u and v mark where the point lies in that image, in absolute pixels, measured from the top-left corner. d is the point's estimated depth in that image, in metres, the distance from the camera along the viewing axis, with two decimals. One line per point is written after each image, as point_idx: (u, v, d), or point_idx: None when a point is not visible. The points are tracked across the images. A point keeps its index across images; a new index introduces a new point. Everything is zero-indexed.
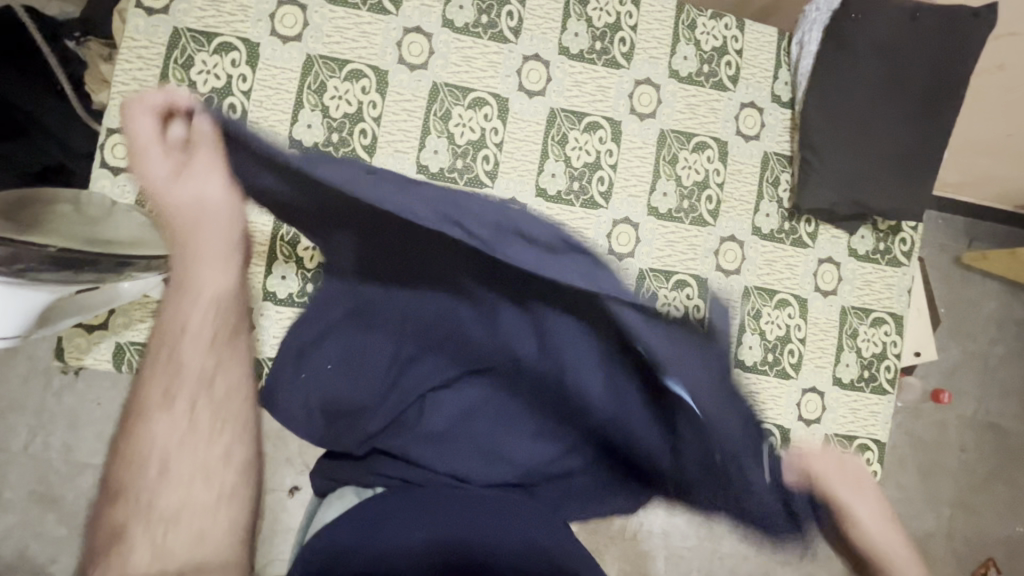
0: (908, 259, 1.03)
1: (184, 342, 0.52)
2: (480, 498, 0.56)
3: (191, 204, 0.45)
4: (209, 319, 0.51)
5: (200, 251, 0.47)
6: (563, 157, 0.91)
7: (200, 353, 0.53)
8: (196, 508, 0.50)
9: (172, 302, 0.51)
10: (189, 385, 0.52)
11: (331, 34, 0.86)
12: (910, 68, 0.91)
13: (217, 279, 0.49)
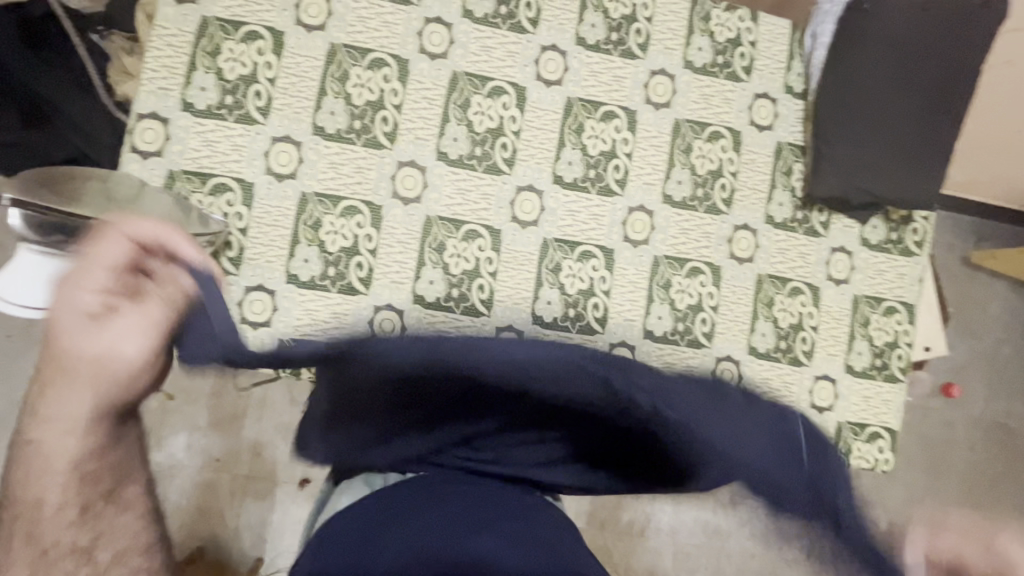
0: (920, 249, 1.04)
1: (43, 518, 0.49)
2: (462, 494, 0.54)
3: (92, 361, 0.48)
4: (72, 487, 0.49)
5: (57, 396, 0.48)
6: (579, 145, 0.93)
7: (61, 527, 0.49)
8: None
9: (23, 475, 0.49)
10: (64, 560, 0.48)
11: (354, 23, 0.88)
12: (924, 58, 0.92)
13: (63, 444, 0.49)
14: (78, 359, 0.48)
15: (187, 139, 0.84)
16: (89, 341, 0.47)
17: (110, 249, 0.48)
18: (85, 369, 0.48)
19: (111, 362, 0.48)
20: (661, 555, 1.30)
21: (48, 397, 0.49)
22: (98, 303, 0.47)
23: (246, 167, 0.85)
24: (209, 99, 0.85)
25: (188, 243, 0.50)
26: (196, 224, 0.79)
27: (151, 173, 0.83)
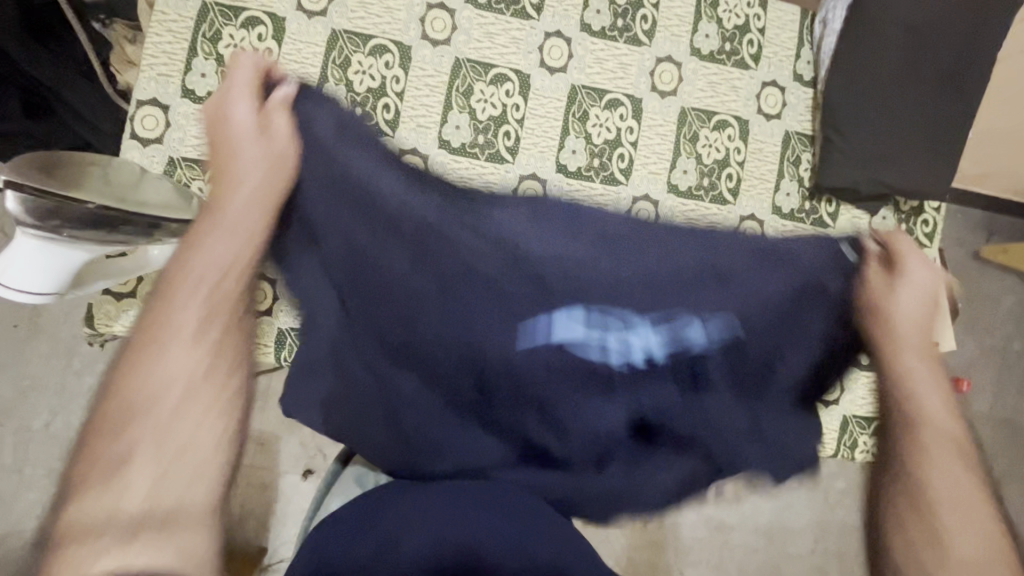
0: (931, 241, 1.01)
1: (208, 282, 0.56)
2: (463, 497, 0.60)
3: (260, 163, 0.65)
4: (237, 244, 0.59)
5: (235, 183, 0.63)
6: (584, 133, 0.92)
7: (217, 296, 0.56)
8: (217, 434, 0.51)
9: (202, 228, 0.60)
10: (219, 318, 0.55)
11: (356, 9, 0.87)
12: (937, 44, 0.89)
13: (247, 211, 0.62)
14: (245, 164, 0.64)
15: (187, 127, 0.84)
16: (240, 152, 0.65)
17: (242, 94, 0.70)
18: (246, 171, 0.64)
19: (281, 164, 0.66)
20: (663, 549, 1.31)
21: (231, 207, 0.61)
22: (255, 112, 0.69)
23: None
24: (210, 85, 0.84)
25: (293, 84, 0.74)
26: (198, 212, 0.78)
27: (152, 160, 0.83)
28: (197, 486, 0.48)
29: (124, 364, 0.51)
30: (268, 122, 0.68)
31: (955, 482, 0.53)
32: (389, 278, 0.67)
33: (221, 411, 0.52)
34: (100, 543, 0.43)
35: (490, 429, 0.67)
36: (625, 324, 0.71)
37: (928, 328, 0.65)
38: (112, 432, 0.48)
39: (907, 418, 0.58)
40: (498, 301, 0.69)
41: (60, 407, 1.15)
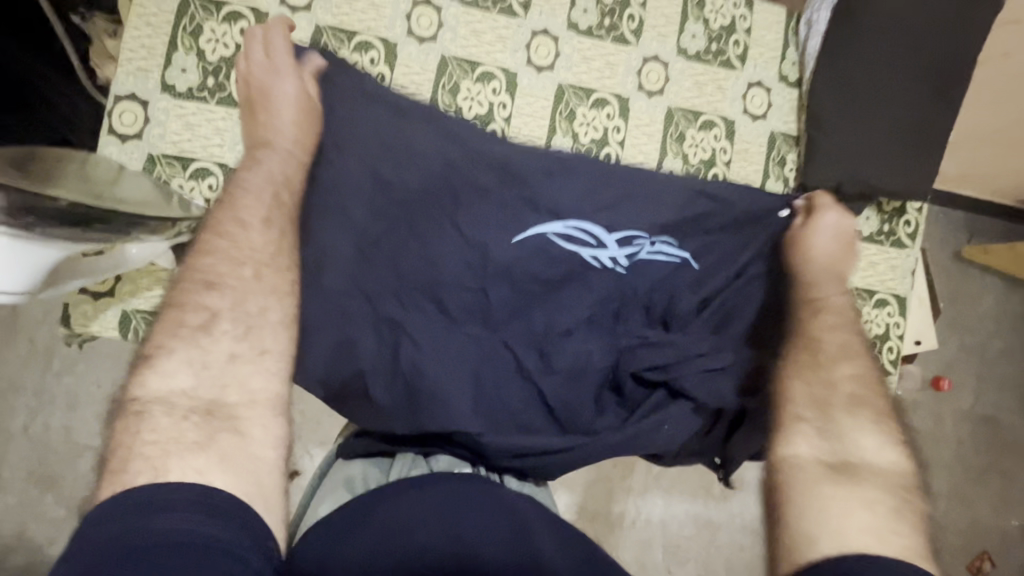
0: (912, 240, 1.02)
1: (261, 193, 0.74)
2: (464, 493, 0.70)
3: (289, 123, 0.80)
4: (286, 169, 0.78)
5: (281, 118, 0.80)
6: (570, 132, 0.92)
7: (269, 206, 0.74)
8: (273, 303, 0.66)
9: (258, 153, 0.78)
10: (267, 224, 0.72)
11: (340, 5, 0.86)
12: (918, 45, 0.90)
13: (296, 135, 0.80)
14: (282, 120, 0.80)
15: (167, 122, 0.82)
16: (279, 108, 0.80)
17: (280, 55, 0.81)
18: (284, 129, 0.80)
19: (314, 102, 0.82)
20: (651, 547, 1.32)
21: (275, 145, 0.79)
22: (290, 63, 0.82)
23: (229, 152, 0.84)
24: (190, 81, 0.83)
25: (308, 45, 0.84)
26: (177, 209, 0.77)
27: (130, 157, 0.82)
28: (263, 359, 0.61)
29: (201, 251, 0.67)
30: (303, 87, 0.82)
31: (857, 383, 0.75)
32: (425, 222, 0.85)
33: (274, 291, 0.67)
34: (179, 377, 0.57)
35: (492, 364, 0.86)
36: (615, 239, 0.89)
37: (843, 261, 0.91)
38: (196, 292, 0.63)
39: (825, 354, 0.79)
40: (512, 220, 0.87)
41: (40, 407, 1.13)
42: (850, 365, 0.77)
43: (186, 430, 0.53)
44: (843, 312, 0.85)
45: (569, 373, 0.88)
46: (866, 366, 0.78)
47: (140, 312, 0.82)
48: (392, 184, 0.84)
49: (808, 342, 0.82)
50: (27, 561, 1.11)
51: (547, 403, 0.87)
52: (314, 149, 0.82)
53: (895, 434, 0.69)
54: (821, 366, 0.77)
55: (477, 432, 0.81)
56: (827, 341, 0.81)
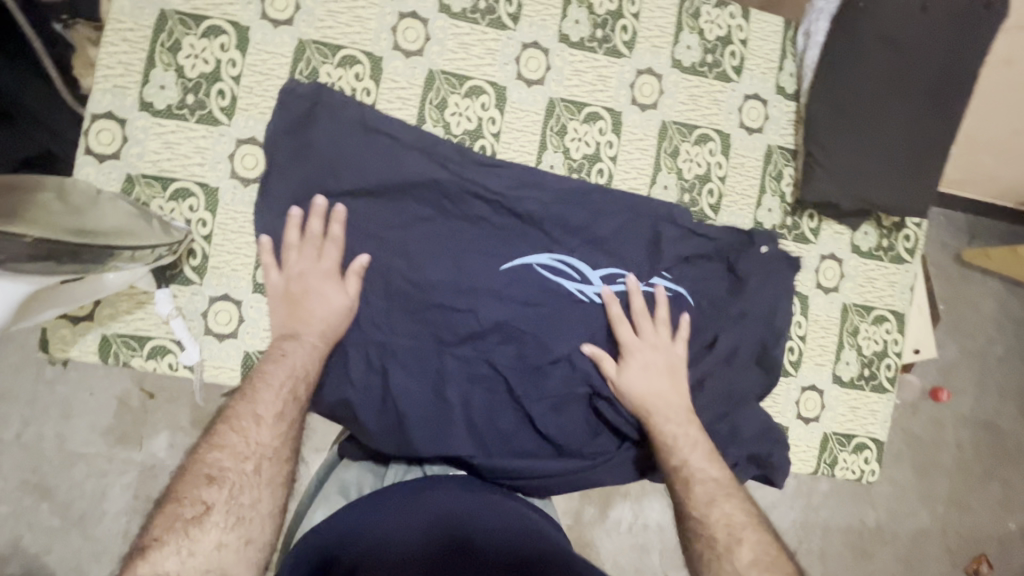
0: (912, 256, 1.00)
1: (266, 377, 0.71)
2: (466, 499, 0.70)
3: (319, 323, 0.77)
4: (302, 351, 0.75)
5: (302, 302, 0.78)
6: (562, 148, 0.89)
7: (273, 393, 0.70)
8: (255, 501, 0.63)
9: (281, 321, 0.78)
10: (268, 411, 0.69)
11: (324, 18, 0.83)
12: (919, 59, 0.87)
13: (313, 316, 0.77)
14: (311, 318, 0.77)
15: (146, 141, 0.80)
16: (312, 299, 0.78)
17: (297, 99, 0.81)
18: (312, 325, 0.77)
19: (336, 323, 0.78)
20: (649, 553, 1.31)
21: (297, 317, 0.77)
22: (320, 225, 0.80)
23: (210, 172, 0.82)
24: (169, 98, 0.80)
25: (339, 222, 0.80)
26: (158, 232, 0.75)
27: (108, 177, 0.80)
28: (246, 551, 0.60)
29: (211, 439, 0.65)
30: (340, 299, 0.79)
31: (763, 569, 0.65)
32: (407, 244, 0.83)
33: (271, 483, 0.66)
34: (166, 565, 0.55)
35: (482, 386, 0.85)
36: (599, 275, 0.87)
37: (671, 395, 0.82)
38: (195, 485, 0.61)
39: (717, 542, 0.69)
40: (500, 244, 0.85)
41: (30, 417, 1.12)
42: (746, 544, 0.68)
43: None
44: (707, 472, 0.75)
45: (559, 398, 0.85)
46: (761, 536, 0.69)
47: (120, 335, 0.80)
48: (382, 210, 0.82)
49: (695, 527, 0.71)
50: (24, 568, 1.10)
51: (538, 427, 0.85)
52: (337, 334, 0.79)
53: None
54: (719, 557, 0.67)
55: (468, 454, 0.82)
56: (714, 522, 0.70)
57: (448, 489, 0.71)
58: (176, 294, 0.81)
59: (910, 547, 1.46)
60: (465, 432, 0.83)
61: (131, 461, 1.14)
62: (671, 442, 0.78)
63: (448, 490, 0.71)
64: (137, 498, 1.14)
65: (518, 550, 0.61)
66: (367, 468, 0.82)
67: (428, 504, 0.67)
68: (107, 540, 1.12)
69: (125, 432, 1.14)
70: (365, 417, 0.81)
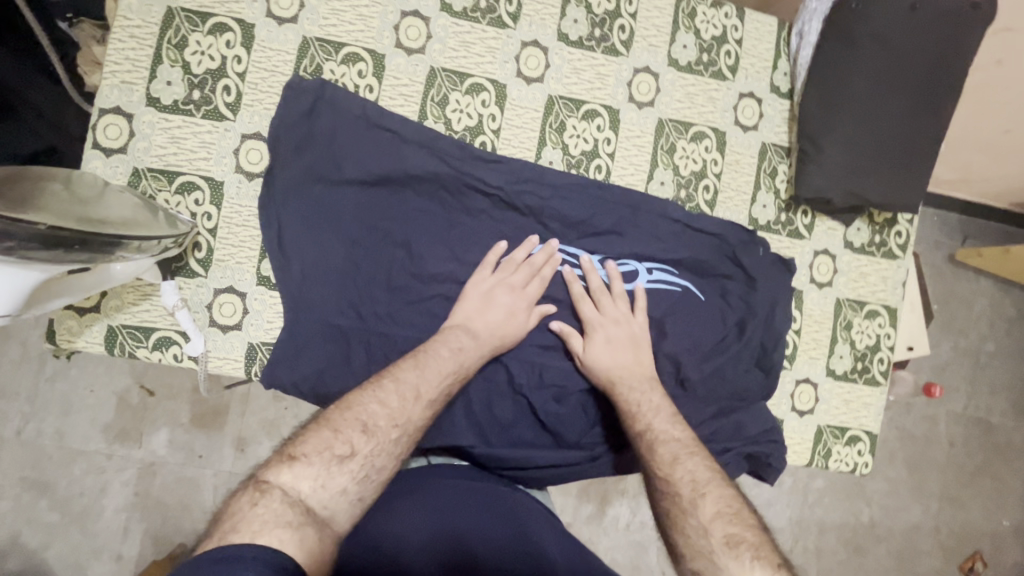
0: (904, 251, 1.02)
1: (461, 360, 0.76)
2: (468, 493, 0.70)
3: (493, 331, 0.80)
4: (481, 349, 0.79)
5: (524, 299, 0.83)
6: (561, 144, 0.91)
7: (436, 380, 0.72)
8: (381, 467, 0.62)
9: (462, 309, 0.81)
10: (435, 394, 0.71)
11: (328, 16, 0.85)
12: (911, 55, 0.89)
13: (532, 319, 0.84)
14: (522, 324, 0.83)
15: (152, 136, 0.82)
16: (493, 310, 0.81)
17: (301, 94, 0.83)
18: (488, 331, 0.80)
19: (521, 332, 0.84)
20: (645, 549, 1.32)
21: (529, 313, 0.84)
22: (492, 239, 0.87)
23: (215, 166, 0.83)
24: (176, 94, 0.82)
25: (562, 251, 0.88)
26: (164, 225, 0.76)
27: (115, 171, 0.81)
28: (354, 507, 0.59)
29: (374, 389, 0.67)
30: (520, 325, 0.82)
31: (727, 519, 0.64)
32: (410, 236, 0.84)
33: (400, 459, 0.65)
34: (302, 485, 0.56)
35: (483, 378, 0.86)
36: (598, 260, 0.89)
37: (638, 366, 0.83)
38: (351, 426, 0.63)
39: (683, 498, 0.67)
40: (501, 236, 0.87)
41: (31, 412, 1.13)
42: (710, 497, 0.66)
43: (286, 519, 0.52)
44: (672, 434, 0.74)
45: (558, 389, 0.87)
46: (722, 491, 0.68)
47: (126, 327, 0.82)
48: (383, 202, 0.84)
49: (661, 487, 0.70)
50: (23, 565, 1.10)
51: (538, 416, 0.87)
52: (504, 347, 0.82)
53: (774, 558, 0.60)
54: (685, 513, 0.66)
55: (468, 444, 0.83)
56: (677, 480, 0.69)
57: (453, 484, 0.70)
58: (181, 286, 0.83)
59: (905, 543, 1.48)
60: (467, 422, 0.84)
61: (130, 458, 1.15)
62: (633, 410, 0.78)
63: (452, 484, 0.70)
64: (137, 495, 1.14)
65: (521, 554, 0.61)
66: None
67: (431, 501, 0.66)
68: (106, 537, 1.13)
69: (126, 428, 1.15)
70: None
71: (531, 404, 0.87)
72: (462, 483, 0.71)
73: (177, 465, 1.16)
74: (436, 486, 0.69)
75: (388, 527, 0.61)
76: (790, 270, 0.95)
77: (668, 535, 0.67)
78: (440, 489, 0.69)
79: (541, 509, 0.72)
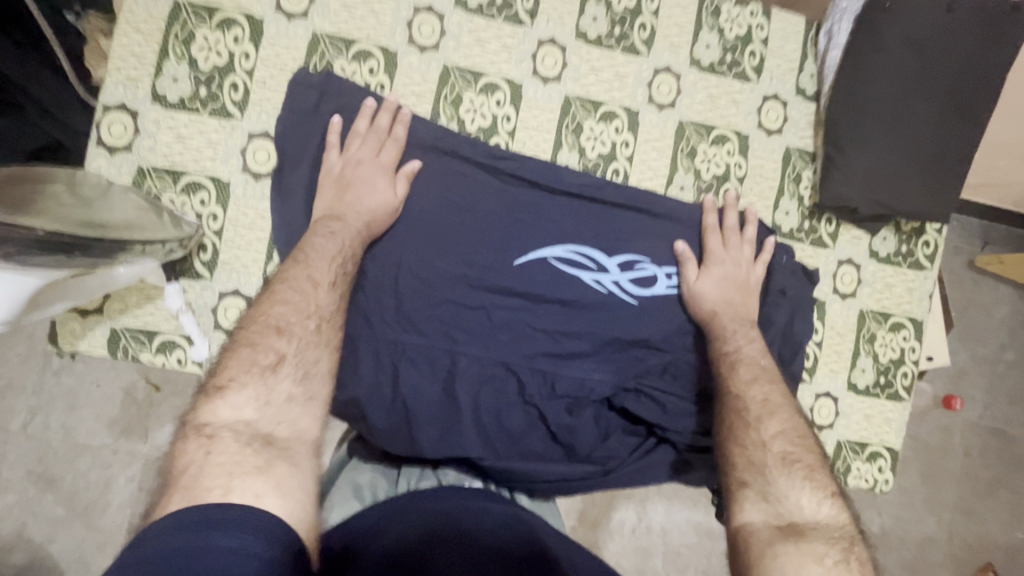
0: (931, 262, 0.99)
1: (337, 238, 0.73)
2: (483, 496, 0.70)
3: (366, 211, 0.76)
4: (363, 219, 0.76)
5: (379, 165, 0.78)
6: (577, 147, 0.88)
7: (323, 261, 0.70)
8: (305, 352, 0.61)
9: (333, 193, 0.77)
10: (323, 271, 0.69)
11: (339, 12, 0.82)
12: (946, 56, 0.85)
13: (399, 184, 0.80)
14: (381, 188, 0.78)
15: (158, 134, 0.79)
16: (364, 186, 0.77)
17: (310, 92, 0.81)
18: (358, 211, 0.76)
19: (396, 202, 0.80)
20: (652, 557, 1.29)
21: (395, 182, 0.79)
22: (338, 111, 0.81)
23: (222, 166, 0.81)
24: (182, 91, 0.80)
25: (403, 106, 0.82)
26: (168, 227, 0.74)
27: (120, 170, 0.79)
28: (311, 406, 0.58)
29: (273, 296, 0.64)
30: (389, 192, 0.78)
31: (788, 441, 0.66)
32: (418, 236, 0.82)
33: (331, 343, 0.65)
34: (245, 411, 0.54)
35: (493, 385, 0.84)
36: (616, 263, 0.86)
37: (742, 304, 0.83)
38: (265, 335, 0.60)
39: (750, 412, 0.69)
40: (513, 239, 0.84)
41: (36, 407, 1.12)
42: (775, 421, 0.67)
43: (248, 462, 0.49)
44: (756, 360, 0.76)
45: (570, 397, 0.85)
46: (791, 419, 0.68)
47: (130, 329, 0.80)
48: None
49: (731, 404, 0.71)
50: (28, 560, 1.09)
51: (550, 427, 0.85)
52: (382, 223, 0.78)
53: (829, 486, 0.62)
54: (749, 425, 0.67)
55: (478, 456, 0.81)
56: (752, 393, 0.71)
57: (471, 491, 0.71)
58: (185, 289, 0.80)
59: (919, 555, 1.44)
60: (475, 430, 0.82)
61: (134, 455, 1.14)
62: (728, 334, 0.79)
63: (468, 490, 0.71)
64: (140, 492, 1.13)
65: (535, 552, 0.62)
66: (381, 474, 0.79)
67: (448, 500, 0.67)
68: (110, 533, 1.12)
69: (130, 424, 1.14)
70: (376, 414, 0.80)
71: (541, 412, 0.84)
72: (477, 493, 0.70)
73: None
74: (451, 492, 0.69)
75: (370, 528, 0.62)
76: (813, 280, 0.92)
77: (726, 442, 0.68)
78: (455, 492, 0.70)
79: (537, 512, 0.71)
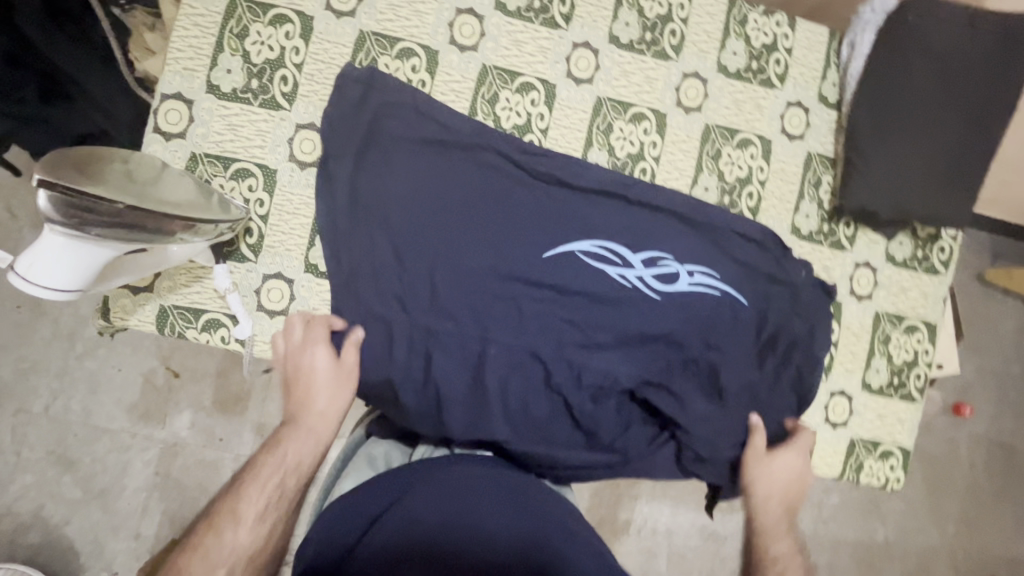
0: (946, 268, 1.01)
1: (287, 452, 0.72)
2: (466, 476, 0.73)
3: (319, 418, 0.76)
4: (316, 424, 0.76)
5: (319, 375, 0.79)
6: (607, 145, 0.92)
7: (257, 491, 0.68)
8: None
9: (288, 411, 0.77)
10: (259, 498, 0.68)
11: (385, 11, 0.87)
12: (965, 71, 0.89)
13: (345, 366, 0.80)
14: (326, 384, 0.78)
15: (210, 122, 0.84)
16: (312, 385, 0.78)
17: (352, 86, 0.84)
18: (310, 422, 0.76)
19: (342, 394, 0.79)
20: (655, 555, 1.32)
21: (339, 369, 0.80)
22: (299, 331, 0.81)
23: (269, 154, 0.85)
24: (235, 82, 0.84)
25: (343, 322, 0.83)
26: (218, 210, 0.77)
27: (174, 155, 0.83)
28: None
29: (196, 540, 0.65)
30: (333, 383, 0.79)
31: None
32: (451, 229, 0.85)
33: None
34: None
35: (520, 374, 0.87)
36: (640, 259, 0.89)
37: (788, 502, 0.86)
38: None
39: None
40: (544, 233, 0.87)
41: (60, 390, 1.15)
42: None
43: None
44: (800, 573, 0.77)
45: (594, 388, 0.88)
46: None
47: (177, 307, 0.83)
48: (426, 195, 0.84)
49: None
50: (44, 539, 1.13)
51: (573, 415, 0.88)
52: (334, 424, 0.78)
53: None
54: None
55: (504, 439, 0.84)
56: None
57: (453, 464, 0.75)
58: (232, 270, 0.84)
59: (921, 565, 1.46)
60: (502, 417, 0.85)
61: (152, 439, 1.17)
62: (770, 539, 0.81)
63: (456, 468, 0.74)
64: (157, 476, 1.17)
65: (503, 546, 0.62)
66: (396, 447, 0.86)
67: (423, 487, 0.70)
68: (126, 515, 1.15)
69: (148, 409, 1.17)
70: (408, 398, 0.84)
71: (566, 401, 0.88)
72: (461, 469, 0.74)
73: (196, 449, 1.18)
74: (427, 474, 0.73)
75: (350, 513, 0.68)
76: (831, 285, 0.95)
77: None
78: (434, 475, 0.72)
79: (538, 494, 0.74)
